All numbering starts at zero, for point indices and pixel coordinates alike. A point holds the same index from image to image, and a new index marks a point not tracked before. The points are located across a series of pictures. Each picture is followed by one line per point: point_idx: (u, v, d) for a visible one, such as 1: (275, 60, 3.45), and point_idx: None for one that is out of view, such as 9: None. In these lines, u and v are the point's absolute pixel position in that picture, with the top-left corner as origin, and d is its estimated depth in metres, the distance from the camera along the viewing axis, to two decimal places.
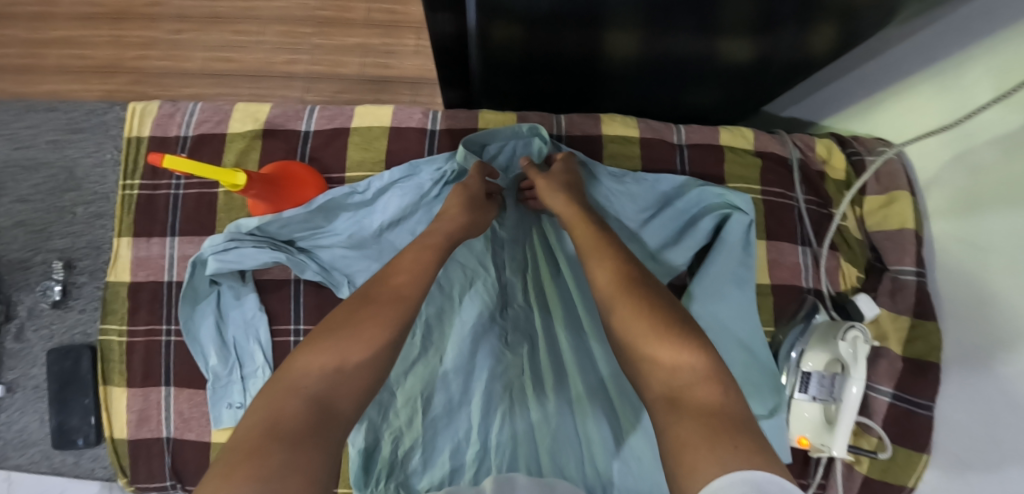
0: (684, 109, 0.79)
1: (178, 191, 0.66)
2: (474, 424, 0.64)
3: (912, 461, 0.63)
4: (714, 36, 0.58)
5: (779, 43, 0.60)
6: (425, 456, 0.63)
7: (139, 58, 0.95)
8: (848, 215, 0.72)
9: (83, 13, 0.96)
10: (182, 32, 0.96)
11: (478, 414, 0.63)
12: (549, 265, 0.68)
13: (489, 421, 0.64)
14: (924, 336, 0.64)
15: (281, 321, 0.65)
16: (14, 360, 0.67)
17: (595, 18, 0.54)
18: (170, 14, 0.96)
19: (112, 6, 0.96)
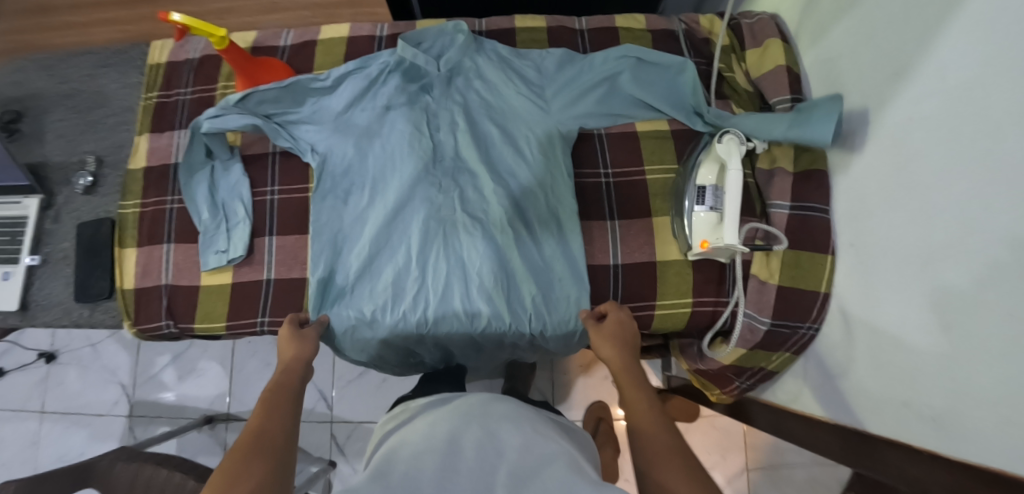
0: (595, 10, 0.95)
1: (186, 97, 0.84)
2: (413, 257, 0.73)
3: (816, 259, 0.71)
4: None
5: None
6: (370, 285, 0.73)
7: None
8: (736, 71, 0.82)
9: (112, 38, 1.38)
10: None
11: (416, 248, 0.73)
12: (476, 132, 0.78)
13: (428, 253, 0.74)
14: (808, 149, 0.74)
15: (260, 185, 0.79)
16: (49, 237, 0.82)
17: None
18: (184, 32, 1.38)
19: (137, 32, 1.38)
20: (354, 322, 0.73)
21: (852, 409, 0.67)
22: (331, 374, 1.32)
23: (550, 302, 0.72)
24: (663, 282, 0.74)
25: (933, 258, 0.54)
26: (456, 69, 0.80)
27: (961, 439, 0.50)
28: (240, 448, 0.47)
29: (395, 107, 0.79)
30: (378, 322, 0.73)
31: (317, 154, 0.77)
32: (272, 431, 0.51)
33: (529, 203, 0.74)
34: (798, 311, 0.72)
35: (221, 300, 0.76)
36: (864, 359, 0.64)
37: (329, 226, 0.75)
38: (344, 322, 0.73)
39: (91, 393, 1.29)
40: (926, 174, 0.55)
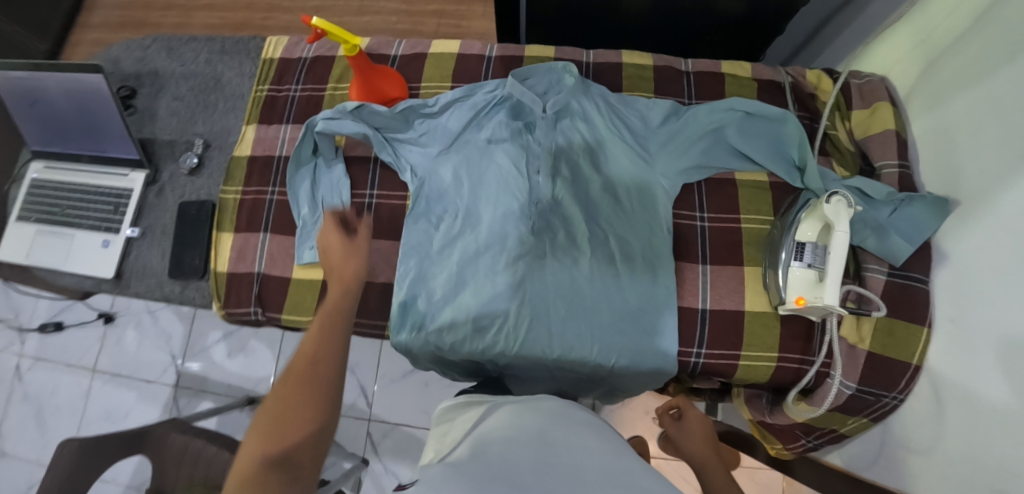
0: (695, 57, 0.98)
1: (295, 93, 0.87)
2: (499, 292, 0.74)
3: (912, 330, 0.70)
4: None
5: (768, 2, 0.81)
6: (452, 314, 0.74)
7: None
8: (839, 128, 0.82)
9: (210, 23, 1.47)
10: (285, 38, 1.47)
11: (503, 285, 0.74)
12: (574, 176, 0.79)
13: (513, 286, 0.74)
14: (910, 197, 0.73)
15: (360, 186, 0.81)
16: (150, 211, 0.85)
17: None
18: (277, 25, 1.48)
19: (232, 20, 1.47)
20: (434, 347, 0.74)
21: (937, 487, 0.65)
22: (375, 371, 1.34)
23: (631, 352, 0.72)
24: (748, 332, 0.74)
25: None
26: (563, 110, 0.80)
27: None
28: (290, 383, 0.48)
29: (497, 140, 0.81)
30: (456, 351, 0.74)
31: (415, 175, 0.79)
32: (319, 365, 0.50)
33: (620, 253, 0.75)
34: (887, 379, 0.71)
35: (310, 294, 0.78)
36: (956, 438, 0.63)
37: (418, 248, 0.77)
38: (423, 343, 0.74)
39: (143, 359, 1.33)
40: None
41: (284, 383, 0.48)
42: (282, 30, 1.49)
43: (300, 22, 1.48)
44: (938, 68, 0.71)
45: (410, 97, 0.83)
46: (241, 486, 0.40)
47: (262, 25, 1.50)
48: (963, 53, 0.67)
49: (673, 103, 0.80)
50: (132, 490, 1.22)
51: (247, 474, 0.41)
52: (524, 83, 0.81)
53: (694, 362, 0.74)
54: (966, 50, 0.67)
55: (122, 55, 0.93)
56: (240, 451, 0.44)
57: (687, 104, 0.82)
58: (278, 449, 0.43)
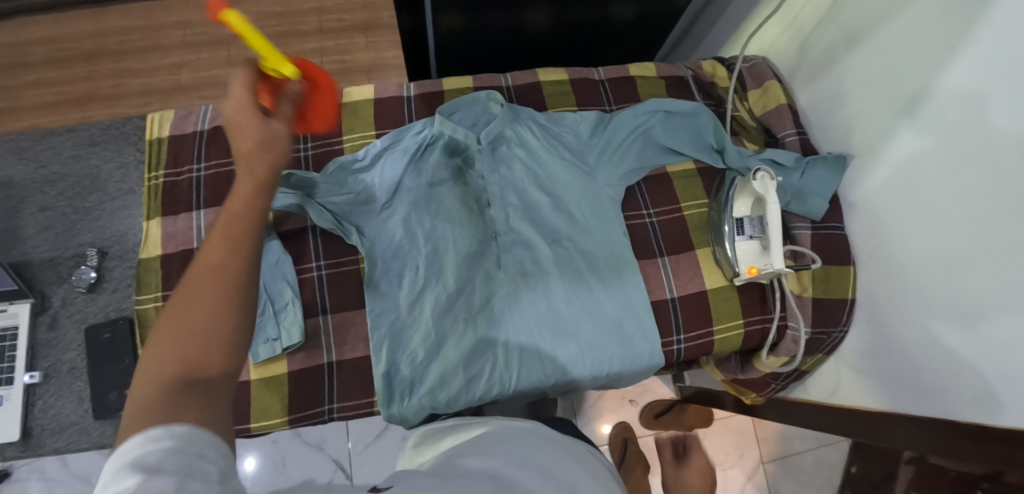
0: (595, 60, 1.05)
1: (199, 173, 0.77)
2: (482, 336, 0.73)
3: (842, 272, 0.80)
4: (605, 3, 0.88)
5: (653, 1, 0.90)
6: (440, 372, 0.71)
7: None
8: (740, 109, 0.91)
9: (48, 103, 1.29)
10: (148, 104, 1.31)
11: (485, 327, 0.73)
12: (524, 201, 0.80)
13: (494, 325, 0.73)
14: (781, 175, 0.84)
15: (304, 260, 0.75)
16: (49, 348, 0.71)
17: (517, 2, 0.84)
18: (133, 92, 1.32)
19: (76, 96, 1.30)
20: (430, 410, 0.70)
21: (891, 397, 0.76)
22: (348, 439, 1.25)
23: (621, 356, 0.75)
24: (715, 309, 0.80)
25: (947, 269, 0.65)
26: (497, 139, 0.81)
27: (1007, 402, 0.58)
28: (195, 276, 0.32)
29: (439, 182, 0.79)
30: (452, 407, 0.70)
31: (363, 236, 0.75)
32: (233, 264, 0.34)
33: (586, 265, 0.78)
34: (833, 318, 0.81)
35: (279, 392, 0.70)
36: (899, 353, 0.74)
37: (387, 313, 0.72)
38: (417, 409, 0.70)
39: None
40: (947, 192, 0.64)
41: (188, 281, 0.32)
42: (140, 96, 1.32)
43: (160, 83, 1.33)
44: (813, 44, 0.82)
45: (336, 156, 0.78)
46: (147, 400, 0.29)
47: (118, 94, 1.31)
48: (831, 29, 0.78)
49: (597, 112, 0.84)
50: None
51: (159, 386, 0.29)
52: (452, 118, 0.81)
53: (677, 349, 0.78)
54: (835, 26, 0.77)
55: None
56: (139, 363, 0.30)
57: (609, 111, 0.86)
58: (185, 358, 0.30)
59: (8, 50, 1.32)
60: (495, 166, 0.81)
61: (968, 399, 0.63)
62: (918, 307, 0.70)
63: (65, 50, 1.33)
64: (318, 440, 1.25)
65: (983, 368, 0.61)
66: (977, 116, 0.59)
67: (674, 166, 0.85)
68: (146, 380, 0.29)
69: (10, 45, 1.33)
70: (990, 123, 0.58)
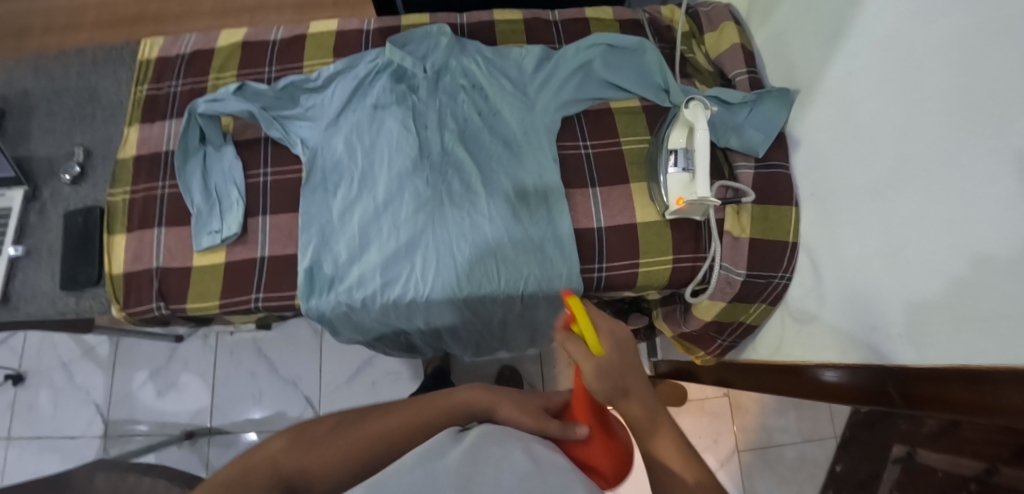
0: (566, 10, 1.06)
1: (177, 89, 0.86)
2: (401, 243, 0.76)
3: (782, 211, 0.77)
4: None
5: None
6: (359, 272, 0.75)
7: None
8: (697, 52, 0.90)
9: None
10: None
11: (404, 236, 0.76)
12: (464, 127, 0.82)
13: (416, 235, 0.76)
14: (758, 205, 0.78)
15: (253, 167, 0.81)
16: (34, 229, 0.81)
17: None
18: None
19: None
20: (346, 307, 0.75)
21: (830, 340, 0.72)
22: (320, 379, 1.28)
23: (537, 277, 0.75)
24: (645, 242, 0.79)
25: (878, 195, 0.62)
26: (442, 69, 0.85)
27: (941, 326, 0.53)
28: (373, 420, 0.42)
29: (383, 105, 0.83)
30: (367, 307, 0.75)
31: (307, 147, 0.80)
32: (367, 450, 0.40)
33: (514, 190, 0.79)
34: (771, 259, 0.78)
35: (214, 280, 0.76)
36: (837, 294, 0.70)
37: (318, 218, 0.77)
38: (333, 305, 0.74)
39: (65, 416, 1.27)
40: (870, 118, 0.62)
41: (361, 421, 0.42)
42: None
43: None
44: None
45: (291, 75, 0.85)
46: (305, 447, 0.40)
47: None
48: None
49: (543, 48, 0.86)
50: None
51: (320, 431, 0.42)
52: (403, 49, 0.86)
53: (598, 276, 0.78)
54: None
55: None
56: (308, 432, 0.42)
57: (557, 48, 0.88)
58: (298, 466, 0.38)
59: (67, 13, 1.52)
60: (439, 94, 0.84)
61: (909, 333, 0.58)
62: (856, 238, 0.66)
63: (116, 15, 1.51)
64: (293, 376, 1.29)
65: (916, 295, 0.57)
66: (912, 26, 0.55)
67: (618, 103, 0.85)
68: (298, 444, 0.40)
69: (70, 9, 1.52)
70: (907, 41, 0.56)
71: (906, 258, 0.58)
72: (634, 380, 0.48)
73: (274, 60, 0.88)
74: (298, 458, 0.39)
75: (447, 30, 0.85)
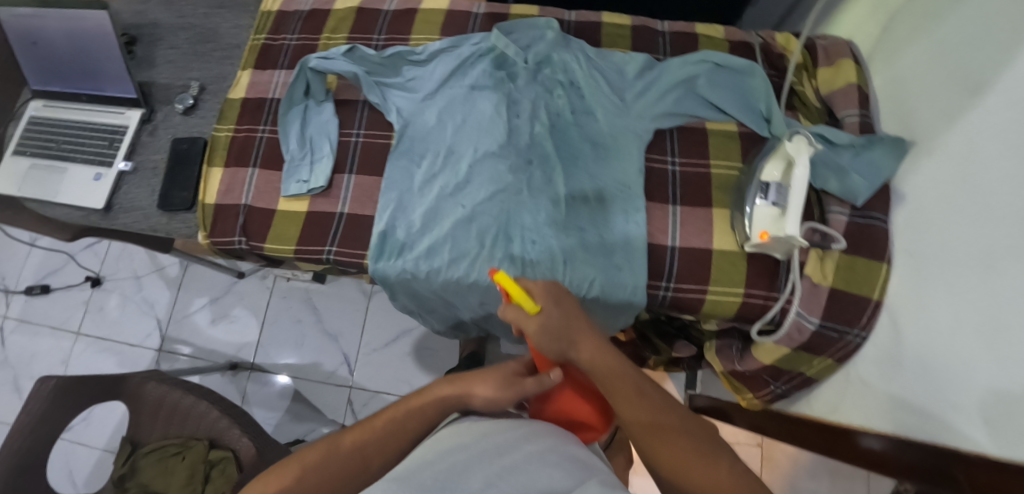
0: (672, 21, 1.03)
1: (290, 42, 0.91)
2: (474, 224, 0.77)
3: (872, 266, 0.73)
4: None
5: None
6: (428, 244, 0.76)
7: None
8: (806, 86, 0.86)
9: None
10: None
11: (478, 217, 0.77)
12: (553, 121, 0.83)
13: (486, 216, 0.77)
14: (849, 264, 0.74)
15: (347, 127, 0.85)
16: (142, 148, 0.88)
17: None
18: None
19: None
20: (410, 276, 0.76)
21: (897, 412, 0.68)
22: (360, 339, 1.32)
23: (601, 281, 0.74)
24: (717, 270, 0.76)
25: (991, 265, 0.57)
26: (544, 62, 0.85)
27: None
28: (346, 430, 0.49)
29: (479, 87, 0.84)
30: (430, 281, 0.76)
31: (401, 116, 0.83)
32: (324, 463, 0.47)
33: (592, 193, 0.78)
34: (848, 313, 0.73)
35: (294, 225, 0.80)
36: (915, 362, 0.66)
37: (400, 184, 0.79)
38: (399, 271, 0.76)
39: (128, 324, 1.37)
40: (997, 181, 0.57)
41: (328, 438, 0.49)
42: None
43: None
44: (895, 18, 0.76)
45: (398, 46, 0.88)
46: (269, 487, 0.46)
47: None
48: (918, 4, 0.71)
49: (647, 57, 0.84)
50: (108, 452, 1.23)
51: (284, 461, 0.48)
52: (508, 37, 0.87)
53: (663, 295, 0.76)
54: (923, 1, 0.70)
55: (125, 6, 0.98)
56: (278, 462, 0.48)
57: (661, 60, 0.86)
58: None
59: None
60: (535, 85, 0.84)
61: (996, 418, 0.53)
62: (953, 306, 0.61)
63: None
64: (335, 330, 1.33)
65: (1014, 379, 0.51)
66: None
67: (714, 124, 0.83)
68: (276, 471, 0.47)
69: None
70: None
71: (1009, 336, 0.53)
72: (577, 331, 0.52)
73: (384, 29, 0.91)
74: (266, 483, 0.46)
75: (554, 24, 0.85)
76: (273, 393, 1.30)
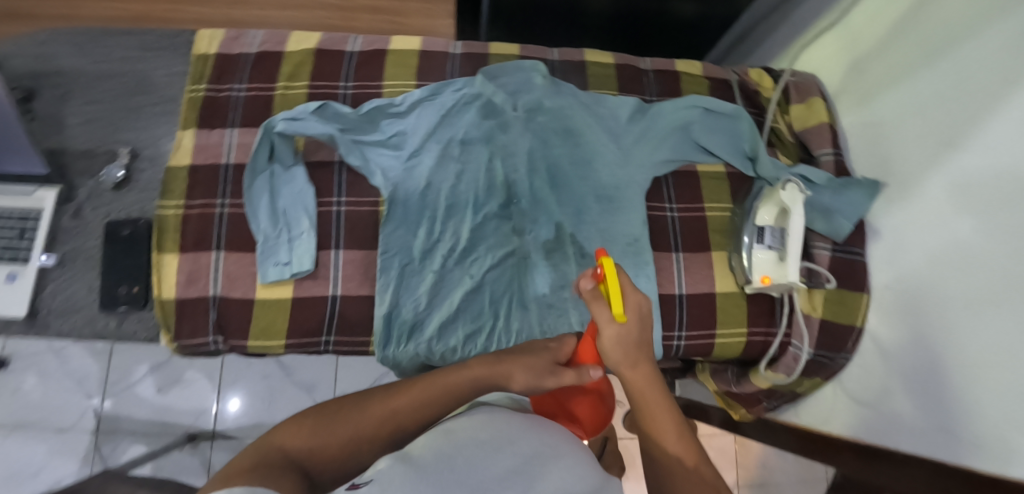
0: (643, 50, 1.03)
1: (240, 93, 0.78)
2: (486, 295, 0.73)
3: (855, 298, 0.79)
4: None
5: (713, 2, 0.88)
6: (441, 323, 0.71)
7: (171, 11, 1.16)
8: (780, 122, 0.91)
9: None
10: None
11: (489, 285, 0.74)
12: (553, 174, 0.80)
13: (496, 282, 0.74)
14: (836, 298, 0.80)
15: (326, 194, 0.75)
16: (66, 235, 0.75)
17: None
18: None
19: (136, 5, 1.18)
20: (423, 359, 0.71)
21: (887, 429, 0.75)
22: (335, 390, 1.23)
23: None
24: (722, 312, 0.79)
25: (967, 307, 0.62)
26: (535, 108, 0.80)
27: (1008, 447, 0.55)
28: (380, 394, 0.45)
29: (471, 140, 0.78)
30: (446, 361, 0.72)
31: (388, 180, 0.75)
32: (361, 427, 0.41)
33: (603, 248, 0.77)
34: (838, 341, 0.80)
35: (280, 315, 0.71)
36: (901, 385, 0.72)
37: (399, 256, 0.73)
38: (411, 356, 0.71)
39: (52, 407, 1.17)
40: (976, 233, 0.62)
41: (362, 400, 0.44)
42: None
43: None
44: (864, 64, 0.81)
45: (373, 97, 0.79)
46: (299, 433, 0.40)
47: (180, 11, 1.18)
48: (887, 55, 0.76)
49: (638, 101, 0.83)
50: None
51: (307, 415, 0.42)
52: (494, 81, 0.80)
53: (676, 344, 0.78)
54: (891, 55, 0.75)
55: (13, 49, 0.79)
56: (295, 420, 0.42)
57: (649, 101, 0.86)
58: (295, 459, 0.38)
59: None
60: (529, 134, 0.80)
61: (979, 443, 0.59)
62: (935, 340, 0.67)
63: None
64: (306, 383, 1.23)
65: (991, 412, 0.58)
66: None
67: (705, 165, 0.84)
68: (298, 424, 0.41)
69: None
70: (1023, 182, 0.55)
71: (985, 373, 0.59)
72: (643, 353, 0.45)
73: (351, 75, 0.81)
74: (294, 424, 0.40)
75: (542, 69, 0.80)
76: None
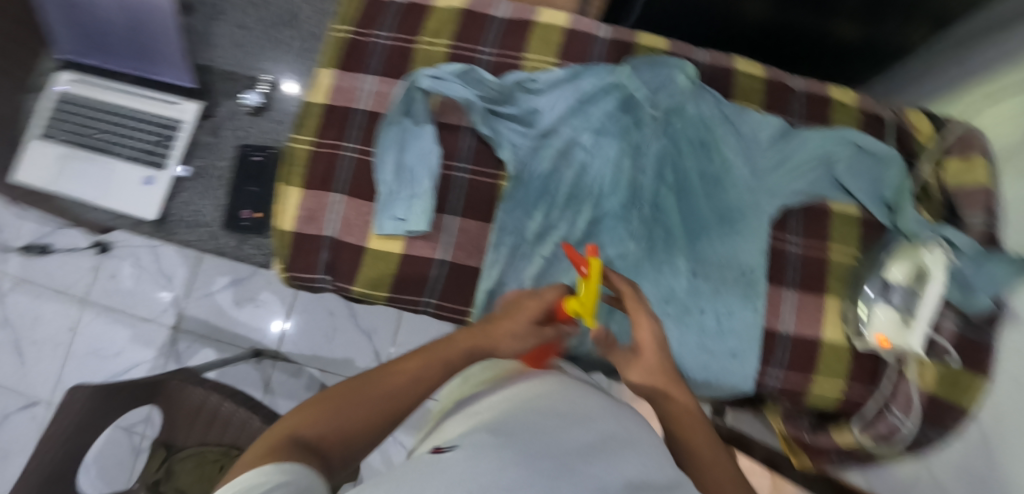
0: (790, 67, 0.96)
1: (383, 41, 0.78)
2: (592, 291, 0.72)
3: (973, 381, 0.73)
4: (830, 15, 0.80)
5: (885, 30, 0.80)
6: None
7: None
8: (930, 174, 0.83)
9: None
10: None
11: None
12: (680, 182, 0.76)
13: None
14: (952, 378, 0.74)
15: (450, 158, 0.75)
16: (204, 150, 0.91)
17: None
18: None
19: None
20: None
21: None
22: (394, 342, 1.24)
23: (712, 370, 0.72)
24: (823, 362, 0.76)
25: None
26: (675, 110, 0.76)
27: None
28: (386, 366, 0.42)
29: (604, 132, 0.76)
30: None
31: (515, 156, 0.74)
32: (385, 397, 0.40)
33: (715, 269, 0.75)
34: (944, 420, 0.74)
35: (388, 269, 0.72)
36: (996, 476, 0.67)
37: (513, 235, 0.72)
38: None
39: (144, 298, 1.26)
40: None
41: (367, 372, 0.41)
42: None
43: None
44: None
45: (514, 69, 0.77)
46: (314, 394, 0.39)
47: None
48: None
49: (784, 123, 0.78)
50: (121, 432, 1.16)
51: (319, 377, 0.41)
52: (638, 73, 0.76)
53: (770, 383, 0.75)
54: None
55: None
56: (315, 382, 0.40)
57: (795, 125, 0.80)
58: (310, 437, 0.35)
59: None
60: (664, 136, 0.76)
61: None
62: None
63: None
64: (368, 328, 1.25)
65: None
66: None
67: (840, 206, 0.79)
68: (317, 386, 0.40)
69: None
70: None
71: None
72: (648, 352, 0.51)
73: (494, 42, 0.79)
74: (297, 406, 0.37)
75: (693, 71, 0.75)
76: (299, 386, 1.23)
